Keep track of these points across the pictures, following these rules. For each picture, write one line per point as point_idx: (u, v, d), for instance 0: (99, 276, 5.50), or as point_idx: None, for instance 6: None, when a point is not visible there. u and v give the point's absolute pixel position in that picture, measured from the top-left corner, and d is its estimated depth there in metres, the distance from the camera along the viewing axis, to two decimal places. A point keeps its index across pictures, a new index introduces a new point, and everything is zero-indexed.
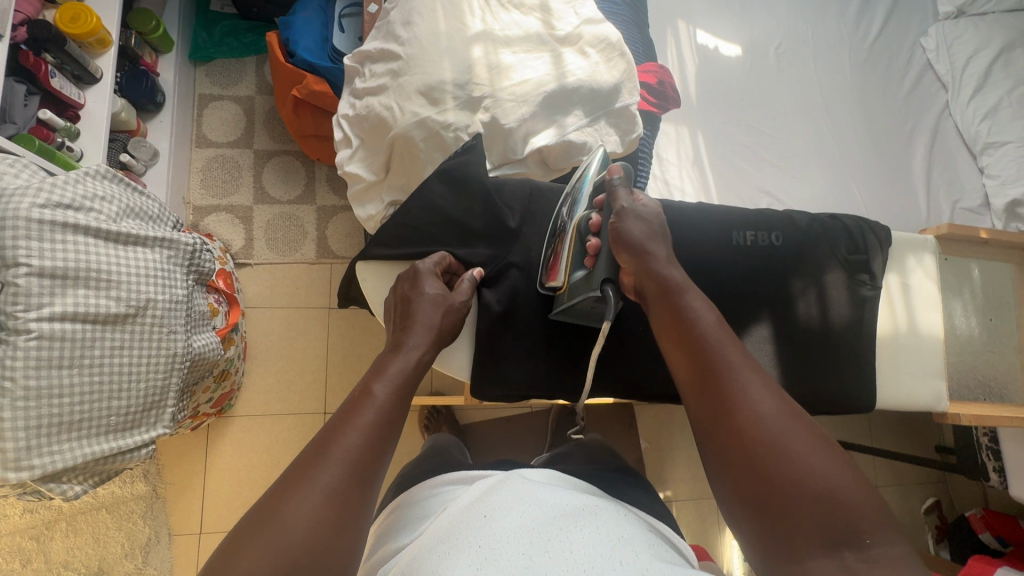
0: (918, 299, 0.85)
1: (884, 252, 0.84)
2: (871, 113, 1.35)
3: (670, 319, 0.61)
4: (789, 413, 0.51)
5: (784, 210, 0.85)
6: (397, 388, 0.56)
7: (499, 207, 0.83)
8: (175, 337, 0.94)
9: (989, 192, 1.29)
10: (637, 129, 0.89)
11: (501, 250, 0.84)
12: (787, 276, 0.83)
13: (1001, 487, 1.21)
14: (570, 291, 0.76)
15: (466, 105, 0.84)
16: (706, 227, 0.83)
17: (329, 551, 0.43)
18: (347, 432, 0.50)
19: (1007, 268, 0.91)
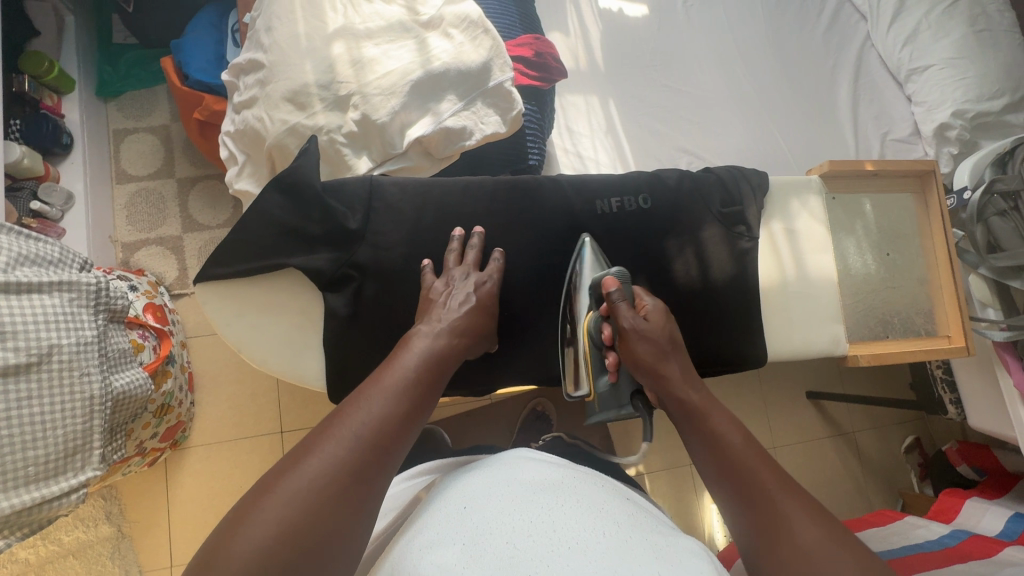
0: (806, 244, 0.84)
1: (758, 200, 0.83)
2: (789, 56, 1.32)
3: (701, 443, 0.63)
4: (834, 547, 0.49)
5: (650, 171, 0.85)
6: (429, 367, 0.63)
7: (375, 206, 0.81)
8: (89, 379, 0.90)
9: (917, 120, 1.25)
10: (517, 106, 0.86)
11: (345, 251, 0.78)
12: (661, 238, 0.83)
13: (960, 418, 1.19)
14: (599, 401, 0.76)
15: (336, 105, 0.82)
16: (569, 199, 0.84)
17: (347, 501, 0.48)
18: (388, 398, 0.57)
19: (910, 195, 0.89)
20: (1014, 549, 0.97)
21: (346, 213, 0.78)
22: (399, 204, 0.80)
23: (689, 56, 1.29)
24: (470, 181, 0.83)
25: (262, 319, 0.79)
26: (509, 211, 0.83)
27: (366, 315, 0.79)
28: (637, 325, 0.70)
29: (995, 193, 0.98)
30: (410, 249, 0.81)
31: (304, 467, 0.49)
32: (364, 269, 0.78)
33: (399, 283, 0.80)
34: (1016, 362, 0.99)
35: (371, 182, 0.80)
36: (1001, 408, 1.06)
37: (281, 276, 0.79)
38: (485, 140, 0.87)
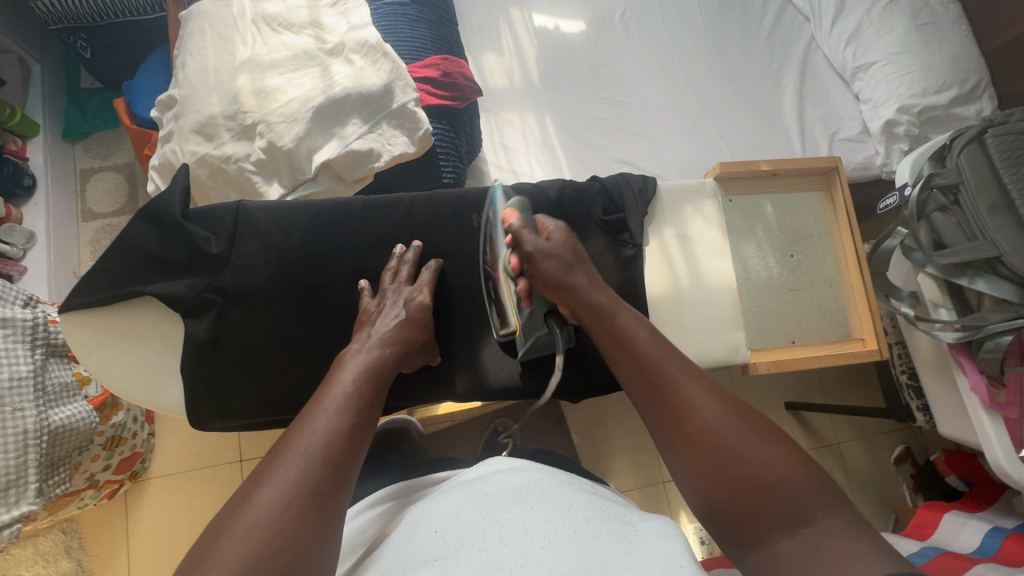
0: (701, 248, 0.84)
1: (641, 204, 0.83)
2: (731, 62, 1.31)
3: (611, 345, 0.64)
4: (732, 414, 0.55)
5: (532, 184, 0.84)
6: (368, 380, 0.62)
7: (277, 234, 0.81)
8: (23, 414, 0.91)
9: (865, 118, 1.22)
10: (423, 125, 0.86)
11: (206, 277, 0.79)
12: None
13: (930, 426, 1.13)
14: (523, 334, 0.78)
15: (243, 134, 0.83)
16: (443, 212, 0.85)
17: (308, 523, 0.47)
18: (329, 421, 0.55)
19: (816, 194, 0.91)
20: (982, 568, 0.90)
21: (209, 238, 0.79)
22: (302, 227, 0.82)
23: (630, 68, 1.28)
24: (338, 204, 0.83)
25: (116, 357, 0.78)
26: (408, 233, 0.84)
27: (230, 341, 0.79)
28: (543, 245, 0.72)
29: (933, 188, 0.94)
30: (310, 273, 0.81)
31: (257, 503, 0.47)
32: (227, 293, 0.79)
33: (298, 309, 0.81)
34: (971, 363, 0.94)
35: (237, 207, 0.80)
36: (965, 415, 1.00)
37: (134, 305, 0.79)
38: (395, 161, 0.87)
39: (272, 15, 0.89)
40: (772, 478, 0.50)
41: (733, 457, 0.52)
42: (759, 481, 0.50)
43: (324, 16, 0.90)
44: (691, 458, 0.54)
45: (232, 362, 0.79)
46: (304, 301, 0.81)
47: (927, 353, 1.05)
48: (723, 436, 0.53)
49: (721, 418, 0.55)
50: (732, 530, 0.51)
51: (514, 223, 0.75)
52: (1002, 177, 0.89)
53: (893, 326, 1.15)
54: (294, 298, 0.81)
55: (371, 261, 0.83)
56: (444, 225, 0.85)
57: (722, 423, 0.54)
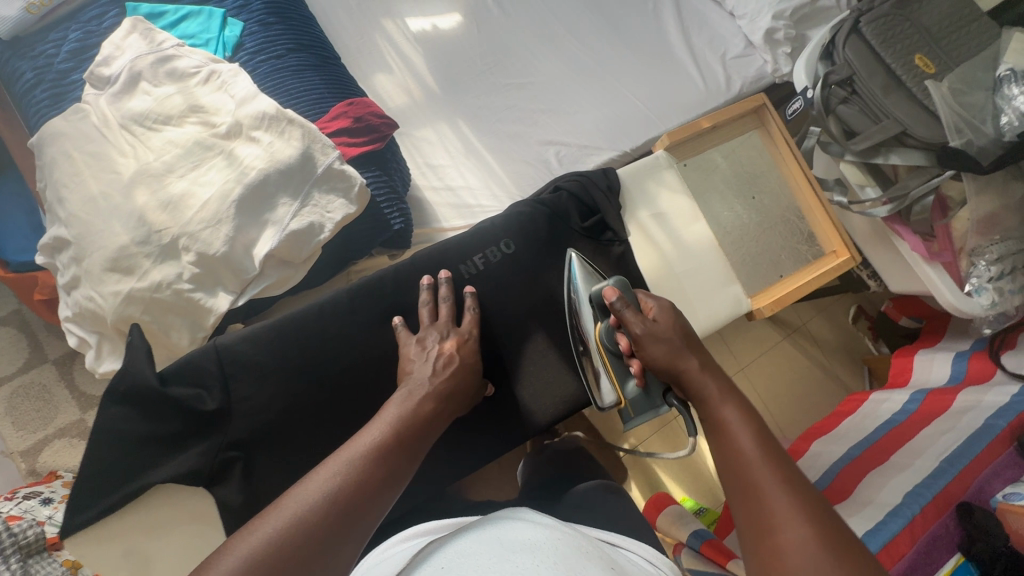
0: (676, 220, 0.93)
1: (613, 204, 0.89)
2: (610, 14, 1.32)
3: (709, 428, 0.61)
4: (822, 546, 0.46)
5: (509, 215, 0.87)
6: (408, 438, 0.60)
7: (250, 347, 0.74)
8: None
9: (746, 32, 1.28)
10: (356, 180, 0.81)
11: (216, 435, 0.72)
12: (543, 273, 0.87)
13: (882, 288, 1.26)
14: (631, 407, 0.75)
15: (165, 254, 0.75)
16: (428, 264, 0.83)
17: (296, 564, 0.46)
18: (344, 472, 0.54)
19: (755, 133, 1.01)
20: (965, 394, 1.03)
21: (201, 395, 0.72)
22: (277, 329, 0.76)
23: (521, 48, 1.27)
24: (319, 304, 0.78)
25: (144, 571, 0.69)
26: (379, 297, 0.80)
27: (268, 485, 0.74)
28: (648, 327, 0.69)
29: (831, 85, 1.02)
30: (297, 375, 0.76)
31: (261, 528, 0.47)
32: (245, 443, 0.73)
33: (308, 420, 0.76)
34: (905, 228, 1.05)
35: (216, 348, 0.73)
36: (911, 271, 1.12)
37: (157, 494, 0.71)
38: (340, 226, 0.82)
39: (143, 113, 0.79)
40: None
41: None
42: None
43: (201, 96, 0.80)
44: (764, 574, 0.47)
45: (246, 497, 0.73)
46: (316, 410, 0.76)
47: (865, 228, 1.16)
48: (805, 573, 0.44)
49: (818, 554, 0.45)
50: None
51: (616, 302, 0.71)
52: (886, 61, 0.97)
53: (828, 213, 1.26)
54: (297, 407, 0.75)
55: (364, 339, 0.79)
56: (418, 276, 0.82)
57: (816, 562, 0.45)
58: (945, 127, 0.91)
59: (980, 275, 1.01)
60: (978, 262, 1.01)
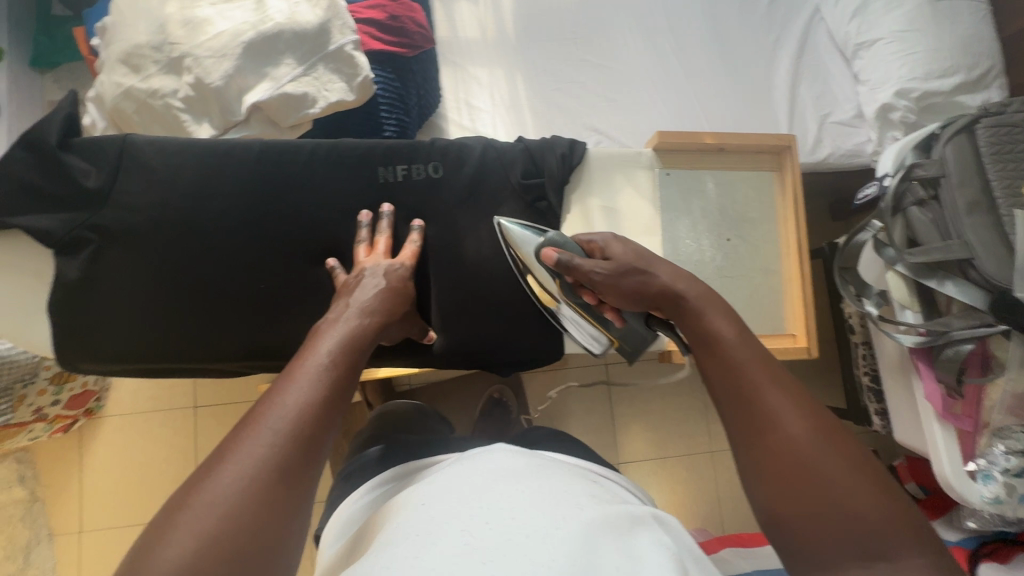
0: (628, 224, 0.87)
1: (560, 170, 0.83)
2: (725, 29, 1.21)
3: (692, 339, 0.59)
4: (822, 434, 0.47)
5: (453, 141, 0.83)
6: (347, 349, 0.56)
7: (197, 176, 0.78)
8: None
9: (861, 101, 1.13)
10: (362, 71, 0.80)
11: (80, 212, 0.75)
12: (455, 213, 0.82)
13: (885, 430, 1.10)
14: (625, 343, 0.77)
15: (170, 68, 0.78)
16: (351, 160, 0.81)
17: (276, 503, 0.42)
18: (302, 394, 0.48)
19: (770, 175, 0.91)
20: None
21: (88, 171, 0.75)
22: (229, 172, 0.79)
23: (615, 29, 1.20)
24: (232, 145, 0.79)
25: None
26: (323, 183, 0.80)
27: (102, 278, 0.76)
28: (604, 272, 0.68)
29: (914, 180, 0.87)
30: (201, 209, 0.78)
31: (219, 476, 0.42)
32: (104, 231, 0.75)
33: (201, 255, 0.78)
34: (929, 369, 0.89)
35: (124, 140, 0.77)
36: (918, 423, 0.95)
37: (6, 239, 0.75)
38: (332, 109, 0.82)
39: None
40: (858, 508, 0.44)
41: (813, 479, 0.46)
42: (839, 511, 0.44)
43: None
44: (766, 474, 0.48)
45: (110, 288, 0.77)
46: (197, 245, 0.78)
47: (891, 354, 0.99)
48: (801, 465, 0.46)
49: (814, 443, 0.47)
50: (785, 555, 0.46)
51: (561, 260, 0.71)
52: (989, 173, 0.82)
53: (861, 325, 1.09)
54: (209, 243, 0.78)
55: (269, 202, 0.79)
56: (367, 173, 0.81)
57: (812, 448, 0.47)
58: (1016, 271, 0.76)
59: (993, 461, 0.86)
60: (998, 446, 0.86)
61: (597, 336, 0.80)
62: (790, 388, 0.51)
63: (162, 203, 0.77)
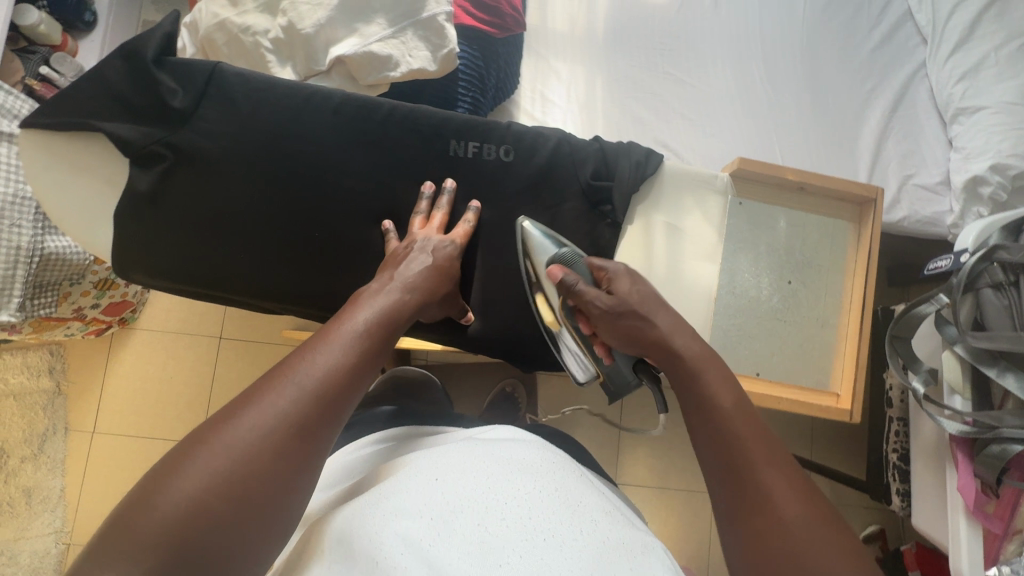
0: (690, 249, 0.84)
1: (633, 177, 0.81)
2: (821, 67, 1.16)
3: (691, 399, 0.59)
4: (815, 523, 0.47)
5: (529, 127, 0.82)
6: (380, 325, 0.56)
7: (273, 116, 0.79)
8: (20, 230, 0.99)
9: (951, 168, 1.07)
10: (449, 43, 0.80)
11: (160, 129, 0.77)
12: (519, 202, 0.82)
13: (903, 513, 1.05)
14: (610, 381, 0.76)
15: (267, 8, 0.80)
16: (427, 129, 0.80)
17: (289, 459, 0.43)
18: (328, 360, 0.49)
19: (846, 223, 0.87)
20: None
21: (175, 91, 0.76)
22: (305, 117, 0.79)
23: (706, 47, 1.16)
24: (314, 92, 0.79)
25: (47, 190, 0.77)
26: (390, 146, 0.80)
27: (168, 196, 0.78)
28: (604, 301, 0.68)
29: (994, 262, 0.82)
30: (273, 147, 0.79)
31: (238, 424, 0.42)
32: (178, 151, 0.77)
33: (264, 194, 0.79)
34: (968, 463, 0.83)
35: (214, 67, 0.78)
36: (943, 513, 0.91)
37: (96, 145, 0.77)
38: (412, 76, 0.82)
39: None
40: None
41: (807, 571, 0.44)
42: None
43: None
44: (750, 553, 0.48)
45: (172, 206, 0.78)
46: (264, 184, 0.79)
47: (928, 436, 0.94)
48: (796, 557, 0.45)
49: (805, 534, 0.46)
50: None
51: (566, 281, 0.72)
52: None
53: (901, 399, 1.04)
54: (273, 183, 0.79)
55: (338, 155, 0.80)
56: (439, 144, 0.81)
57: (802, 538, 0.46)
58: None
59: (1018, 571, 0.79)
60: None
61: (584, 368, 0.80)
62: (790, 474, 0.51)
63: (237, 135, 0.78)
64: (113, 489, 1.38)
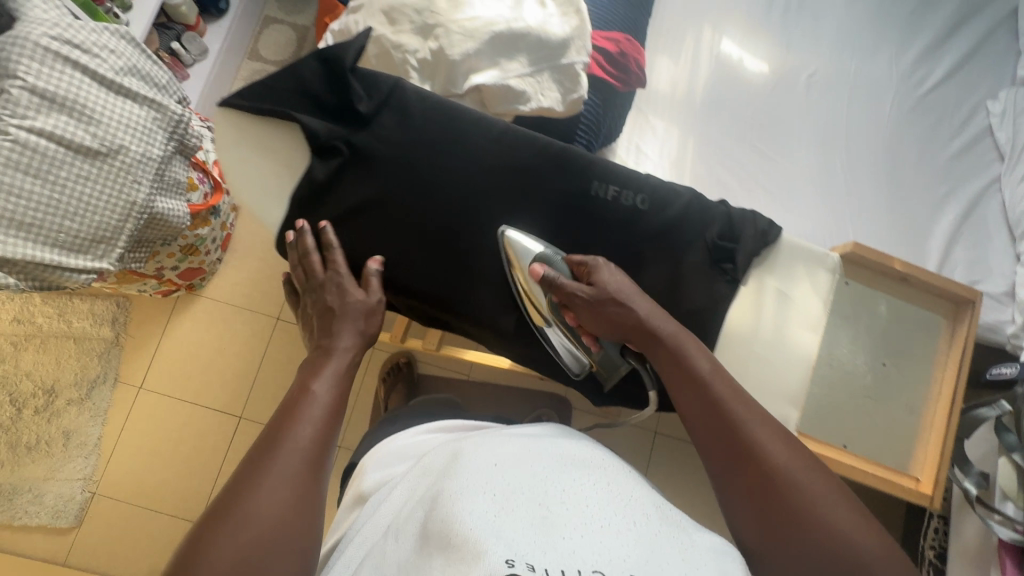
0: (798, 317, 0.88)
1: (755, 243, 0.86)
2: (901, 166, 1.22)
3: (674, 373, 0.68)
4: (800, 462, 0.58)
5: (665, 180, 0.87)
6: (338, 388, 0.64)
7: (436, 132, 0.86)
8: (138, 188, 1.05)
9: (1017, 281, 1.11)
10: (579, 90, 0.88)
11: (346, 129, 0.86)
12: (644, 248, 0.87)
13: None
14: (603, 369, 0.85)
15: (421, 31, 0.88)
16: (576, 169, 0.87)
17: (297, 525, 0.52)
18: (296, 437, 0.57)
19: (941, 319, 0.92)
20: None
21: (363, 97, 0.86)
22: (464, 137, 0.87)
23: (795, 129, 1.23)
24: (476, 118, 0.87)
25: (235, 164, 0.88)
26: (537, 178, 0.87)
27: (340, 190, 0.86)
28: (589, 294, 0.76)
29: None
30: (435, 161, 0.86)
31: (245, 510, 0.50)
32: (356, 151, 0.85)
33: (418, 202, 0.86)
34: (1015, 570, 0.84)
35: (395, 81, 0.86)
36: None
37: (285, 129, 0.87)
38: (538, 112, 0.89)
39: None
40: (838, 529, 0.53)
41: (804, 507, 0.55)
42: (826, 533, 0.53)
43: None
44: (753, 502, 0.57)
45: (340, 200, 0.86)
46: (423, 194, 0.86)
47: (971, 538, 0.95)
48: (793, 497, 0.56)
49: (795, 475, 0.57)
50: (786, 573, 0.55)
51: (547, 277, 0.79)
52: None
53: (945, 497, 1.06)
54: (429, 193, 0.86)
55: (486, 177, 0.87)
56: (582, 182, 0.87)
57: (793, 480, 0.56)
58: None
59: None
60: None
61: (575, 358, 0.88)
62: (771, 425, 0.61)
63: (408, 145, 0.86)
64: (147, 446, 1.41)
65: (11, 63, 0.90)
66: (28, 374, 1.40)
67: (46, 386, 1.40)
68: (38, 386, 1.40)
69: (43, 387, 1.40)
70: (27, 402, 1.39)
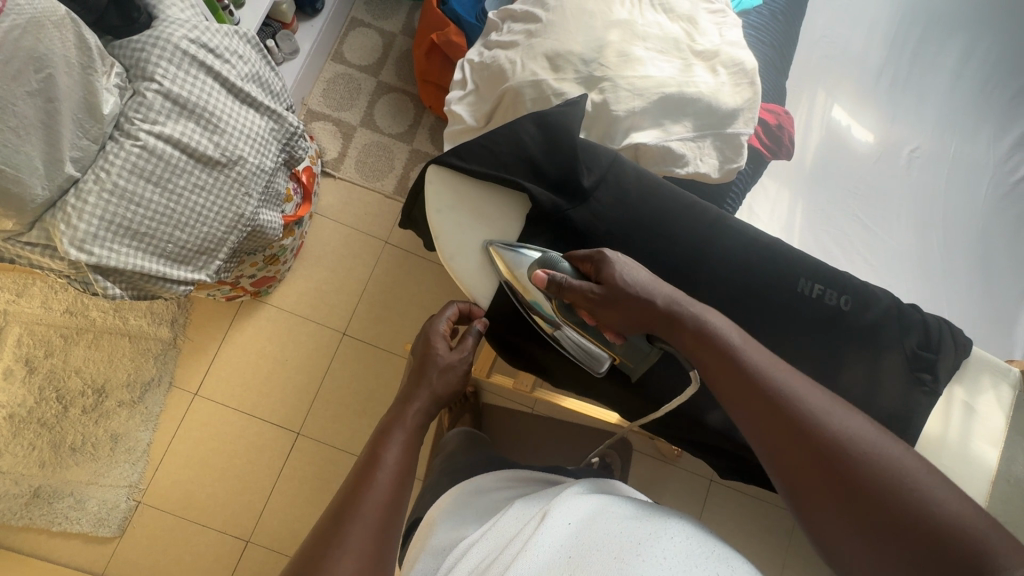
0: (983, 430, 0.84)
1: (956, 356, 0.83)
2: (993, 250, 1.25)
3: (705, 355, 0.64)
4: (857, 427, 0.54)
5: (863, 282, 0.87)
6: (405, 453, 0.65)
7: (648, 210, 0.85)
8: (248, 200, 0.99)
9: None
10: (738, 162, 0.88)
11: (564, 200, 0.83)
12: (840, 346, 0.85)
13: None
14: (628, 360, 0.77)
15: (585, 81, 0.85)
16: (782, 264, 0.86)
17: None
18: (364, 503, 0.57)
19: None
20: None
21: (587, 169, 0.84)
22: (672, 218, 0.85)
23: (899, 205, 1.24)
24: (678, 196, 0.86)
25: (447, 227, 0.84)
26: (749, 266, 0.86)
27: None
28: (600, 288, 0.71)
29: None
30: (647, 240, 0.84)
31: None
32: (574, 225, 0.83)
33: None
34: None
35: (614, 157, 0.85)
36: None
37: (501, 194, 0.85)
38: (692, 176, 0.89)
39: None
40: (920, 493, 0.49)
41: (881, 477, 0.51)
42: (910, 500, 0.49)
43: (702, 17, 0.91)
44: (819, 478, 0.53)
45: None
46: None
47: None
48: (860, 464, 0.52)
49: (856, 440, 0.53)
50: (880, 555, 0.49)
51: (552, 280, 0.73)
52: None
53: None
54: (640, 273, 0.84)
55: (686, 259, 0.85)
56: (785, 278, 0.86)
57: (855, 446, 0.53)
58: None
59: None
60: None
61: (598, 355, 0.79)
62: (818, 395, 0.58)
63: (625, 224, 0.84)
64: (198, 457, 1.34)
65: (148, 65, 0.86)
66: (77, 371, 1.33)
67: (96, 386, 1.33)
68: (87, 386, 1.33)
69: (92, 386, 1.33)
70: (74, 401, 1.32)
